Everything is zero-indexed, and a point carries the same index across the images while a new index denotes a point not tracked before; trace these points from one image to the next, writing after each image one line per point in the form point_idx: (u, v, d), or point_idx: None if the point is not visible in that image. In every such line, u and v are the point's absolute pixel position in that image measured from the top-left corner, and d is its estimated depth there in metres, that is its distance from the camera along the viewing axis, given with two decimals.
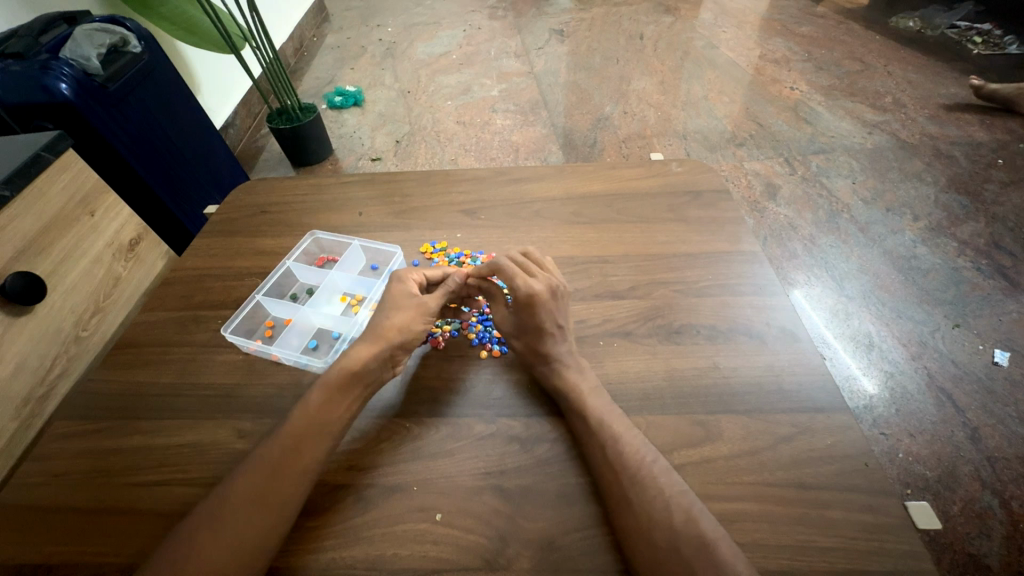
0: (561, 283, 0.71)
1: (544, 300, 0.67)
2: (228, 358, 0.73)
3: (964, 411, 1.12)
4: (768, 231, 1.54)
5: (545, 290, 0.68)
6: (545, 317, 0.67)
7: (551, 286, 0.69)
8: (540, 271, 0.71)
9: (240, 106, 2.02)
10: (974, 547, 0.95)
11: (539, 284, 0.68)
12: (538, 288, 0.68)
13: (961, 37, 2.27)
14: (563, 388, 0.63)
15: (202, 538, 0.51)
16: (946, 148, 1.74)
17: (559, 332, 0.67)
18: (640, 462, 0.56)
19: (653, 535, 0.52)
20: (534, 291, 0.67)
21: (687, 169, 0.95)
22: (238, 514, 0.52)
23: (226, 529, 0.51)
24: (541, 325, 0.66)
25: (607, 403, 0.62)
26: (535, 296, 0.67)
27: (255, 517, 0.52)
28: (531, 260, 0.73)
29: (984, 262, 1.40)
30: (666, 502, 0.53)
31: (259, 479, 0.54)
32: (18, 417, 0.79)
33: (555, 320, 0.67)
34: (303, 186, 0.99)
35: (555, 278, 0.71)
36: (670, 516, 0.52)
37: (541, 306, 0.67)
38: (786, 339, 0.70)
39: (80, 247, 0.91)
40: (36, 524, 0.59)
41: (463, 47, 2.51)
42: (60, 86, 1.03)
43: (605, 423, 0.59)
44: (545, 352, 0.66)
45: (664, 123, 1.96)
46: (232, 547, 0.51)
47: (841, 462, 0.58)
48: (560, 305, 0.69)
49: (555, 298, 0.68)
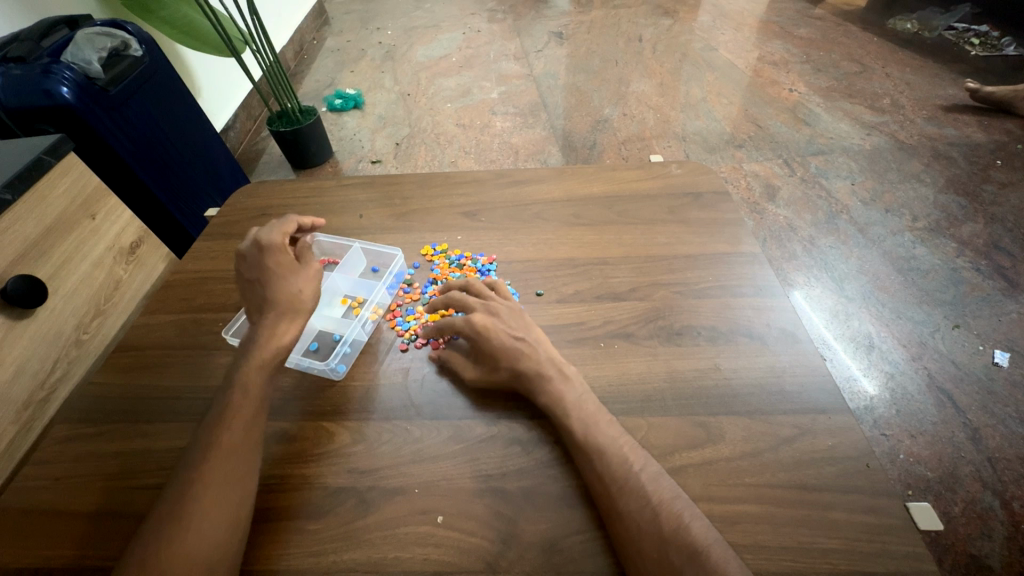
0: (505, 302, 0.72)
1: (489, 324, 0.68)
2: (230, 360, 0.73)
3: (965, 412, 1.12)
4: (768, 232, 1.54)
5: (486, 315, 0.69)
6: (499, 337, 0.67)
7: (488, 309, 0.70)
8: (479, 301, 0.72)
9: (241, 109, 2.02)
10: (975, 548, 0.95)
11: (478, 313, 0.70)
12: (476, 316, 0.69)
13: (958, 39, 2.28)
14: (551, 401, 0.62)
15: (168, 533, 0.52)
16: (944, 149, 1.74)
17: (522, 343, 0.67)
18: (631, 470, 0.56)
19: (644, 543, 0.52)
20: (474, 321, 0.68)
21: (688, 170, 0.95)
22: (206, 503, 0.54)
23: (194, 522, 0.52)
24: (502, 345, 0.66)
25: (597, 410, 0.61)
26: (477, 326, 0.68)
27: (224, 502, 0.54)
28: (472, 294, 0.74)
29: (984, 262, 1.40)
30: (655, 510, 0.53)
31: (222, 465, 0.56)
32: (19, 421, 0.79)
33: (510, 335, 0.67)
34: (303, 188, 0.99)
35: (496, 301, 0.72)
36: (665, 521, 0.52)
37: (490, 331, 0.68)
38: (787, 340, 0.70)
39: (81, 250, 0.91)
40: (38, 529, 0.59)
41: (462, 49, 2.51)
42: (61, 89, 1.04)
43: (596, 432, 0.59)
44: (524, 369, 0.64)
45: (663, 125, 1.97)
46: (206, 536, 0.52)
47: (842, 464, 0.58)
48: (512, 322, 0.69)
49: (498, 318, 0.69)
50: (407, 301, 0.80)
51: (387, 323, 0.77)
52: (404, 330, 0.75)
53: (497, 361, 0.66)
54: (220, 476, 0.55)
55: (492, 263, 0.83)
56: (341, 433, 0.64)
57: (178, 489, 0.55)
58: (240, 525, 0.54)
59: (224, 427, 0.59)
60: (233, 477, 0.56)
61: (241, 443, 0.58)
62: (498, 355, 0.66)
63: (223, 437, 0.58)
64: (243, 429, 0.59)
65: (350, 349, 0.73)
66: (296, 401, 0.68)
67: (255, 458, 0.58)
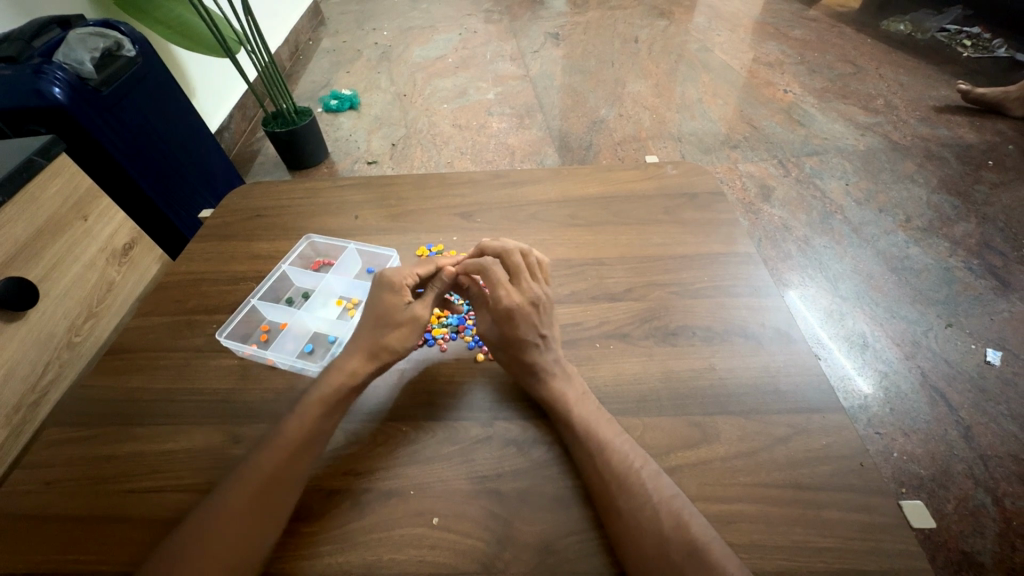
0: (544, 293, 0.70)
1: (524, 311, 0.67)
2: (224, 362, 0.73)
3: (957, 410, 1.13)
4: (763, 232, 1.55)
5: (525, 302, 0.67)
6: (527, 327, 0.66)
7: (532, 299, 0.68)
8: (526, 280, 0.69)
9: (235, 109, 2.02)
10: (968, 545, 0.96)
11: (518, 298, 0.67)
12: (516, 298, 0.67)
13: (951, 40, 2.29)
14: (550, 399, 0.62)
15: (185, 549, 0.51)
16: (937, 150, 1.75)
17: (543, 341, 0.66)
18: (628, 468, 0.56)
19: (642, 542, 0.52)
20: (513, 303, 0.66)
21: (683, 171, 0.96)
22: (233, 526, 0.53)
23: (218, 542, 0.52)
24: (526, 336, 0.65)
25: (596, 409, 0.62)
26: (513, 310, 0.66)
27: (249, 527, 0.53)
28: (524, 264, 0.71)
29: (976, 262, 1.41)
30: (652, 509, 0.53)
31: (247, 484, 0.55)
32: (9, 424, 0.78)
33: (537, 330, 0.66)
34: (299, 189, 0.99)
35: (537, 289, 0.69)
36: (660, 521, 0.52)
37: (522, 317, 0.66)
38: (782, 340, 0.71)
39: (73, 252, 0.90)
40: (30, 533, 0.59)
41: (458, 50, 2.51)
42: (53, 90, 1.03)
43: (594, 430, 0.59)
44: (532, 364, 0.64)
45: (658, 126, 1.97)
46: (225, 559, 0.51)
47: (836, 463, 0.59)
48: (544, 315, 0.68)
49: (536, 311, 0.67)
50: None
51: None
52: None
53: (510, 346, 0.65)
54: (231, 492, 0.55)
55: None
56: (336, 436, 0.64)
57: None
58: (260, 550, 0.53)
59: None
60: (265, 504, 0.55)
61: (280, 472, 0.56)
62: (513, 342, 0.65)
63: None
64: (289, 461, 0.57)
65: None
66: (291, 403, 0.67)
67: (295, 488, 0.57)
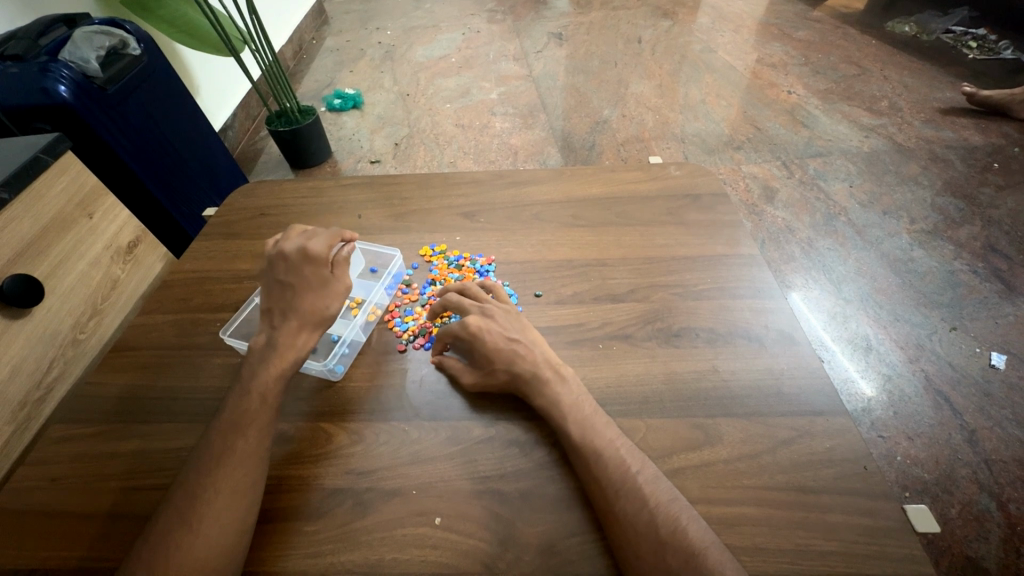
0: (500, 305, 0.71)
1: (483, 326, 0.68)
2: (228, 360, 0.73)
3: (962, 414, 1.12)
4: (766, 234, 1.55)
5: (479, 318, 0.69)
6: (493, 338, 0.67)
7: (483, 311, 0.70)
8: (474, 304, 0.71)
9: (239, 108, 2.02)
10: (972, 550, 0.95)
11: (473, 315, 0.69)
12: (470, 318, 0.69)
13: (956, 42, 2.28)
14: (548, 404, 0.62)
15: (178, 540, 0.51)
16: (942, 152, 1.75)
17: (518, 343, 0.67)
18: (626, 473, 0.55)
19: (639, 547, 0.51)
20: (467, 322, 0.68)
21: (687, 172, 0.96)
22: (211, 510, 0.53)
23: (200, 528, 0.52)
24: (497, 345, 0.66)
25: (594, 412, 0.61)
26: (471, 327, 0.68)
27: (229, 509, 0.54)
28: (468, 296, 0.73)
29: (981, 265, 1.40)
30: (651, 512, 0.53)
31: (241, 479, 0.56)
32: (14, 421, 0.78)
33: (504, 337, 0.67)
34: (302, 188, 0.99)
35: (491, 304, 0.71)
36: (655, 527, 0.52)
37: (484, 332, 0.67)
38: (785, 342, 0.70)
39: (79, 249, 0.91)
40: (34, 530, 0.59)
41: (462, 50, 2.51)
42: (59, 88, 1.03)
43: (589, 436, 0.59)
44: (519, 371, 0.64)
45: (662, 127, 1.97)
46: (211, 544, 0.52)
47: (840, 466, 0.58)
48: (507, 323, 0.69)
49: (493, 320, 0.69)
50: (406, 302, 0.80)
51: (385, 324, 0.77)
52: (402, 331, 0.75)
53: (491, 362, 0.65)
54: (228, 486, 0.55)
55: (490, 264, 0.83)
56: (339, 434, 0.64)
57: (184, 490, 0.55)
58: (244, 532, 0.54)
59: (236, 435, 0.58)
60: (239, 488, 0.55)
61: None
62: (492, 356, 0.65)
63: (237, 446, 0.57)
64: None
65: (348, 350, 0.73)
66: (295, 401, 0.68)
67: None
